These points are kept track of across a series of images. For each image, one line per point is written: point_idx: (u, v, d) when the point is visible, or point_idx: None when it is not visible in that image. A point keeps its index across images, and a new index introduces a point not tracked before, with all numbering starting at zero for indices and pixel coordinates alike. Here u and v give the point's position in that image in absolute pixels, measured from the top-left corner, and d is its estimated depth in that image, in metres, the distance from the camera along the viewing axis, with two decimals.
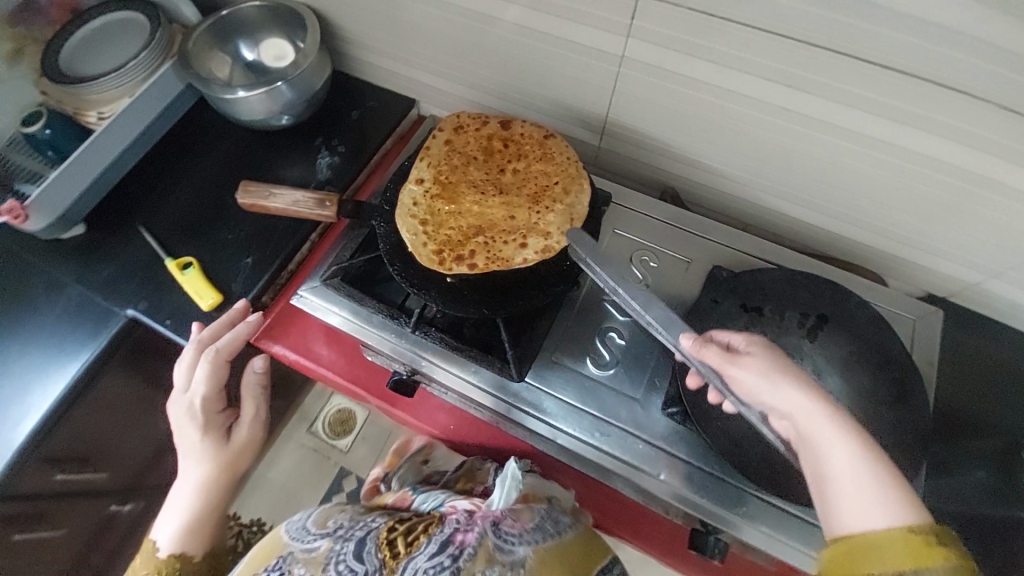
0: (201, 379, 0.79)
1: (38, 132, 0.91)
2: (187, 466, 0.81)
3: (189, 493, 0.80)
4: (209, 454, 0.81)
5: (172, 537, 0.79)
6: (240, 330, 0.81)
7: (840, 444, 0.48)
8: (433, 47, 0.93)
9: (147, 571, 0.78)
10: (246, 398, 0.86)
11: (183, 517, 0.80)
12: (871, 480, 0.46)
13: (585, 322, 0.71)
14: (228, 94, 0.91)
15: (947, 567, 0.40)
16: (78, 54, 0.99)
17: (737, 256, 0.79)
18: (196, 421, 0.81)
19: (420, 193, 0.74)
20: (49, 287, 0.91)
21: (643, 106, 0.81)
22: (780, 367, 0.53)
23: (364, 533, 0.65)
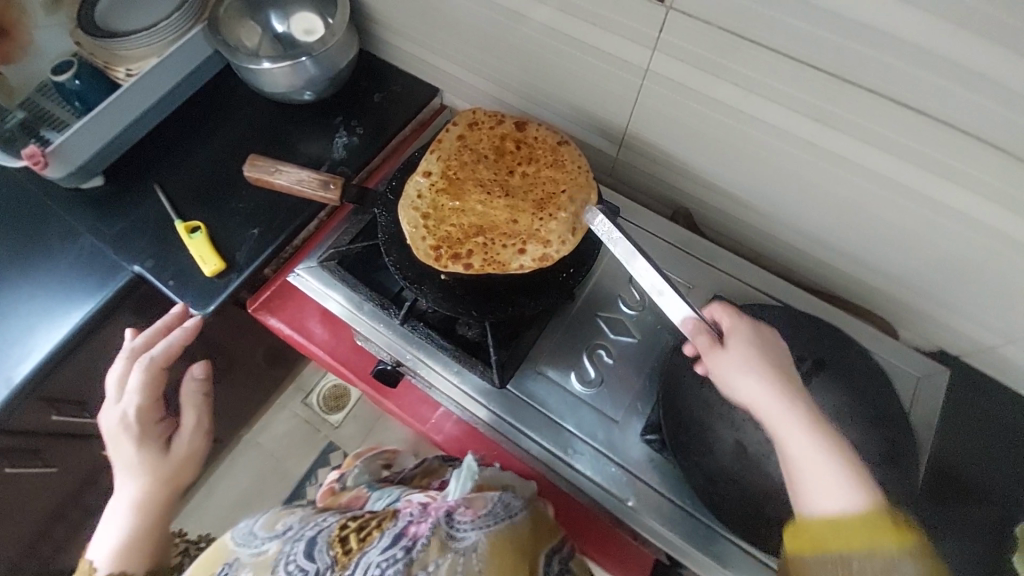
0: (136, 389, 0.78)
1: (67, 82, 0.93)
2: (125, 481, 0.77)
3: (126, 508, 0.77)
4: (144, 470, 0.77)
5: (108, 554, 0.74)
6: (173, 337, 0.81)
7: (808, 434, 0.51)
8: (459, 37, 0.91)
9: None
10: (187, 407, 0.82)
11: (122, 532, 0.76)
12: (833, 468, 0.50)
13: (575, 336, 0.70)
14: (253, 64, 0.91)
15: (900, 549, 0.45)
16: (112, 9, 1.00)
17: (741, 287, 0.77)
18: (134, 431, 0.78)
19: (426, 185, 0.73)
20: (62, 233, 0.93)
21: (664, 122, 0.79)
22: (757, 362, 0.56)
23: (315, 532, 0.66)
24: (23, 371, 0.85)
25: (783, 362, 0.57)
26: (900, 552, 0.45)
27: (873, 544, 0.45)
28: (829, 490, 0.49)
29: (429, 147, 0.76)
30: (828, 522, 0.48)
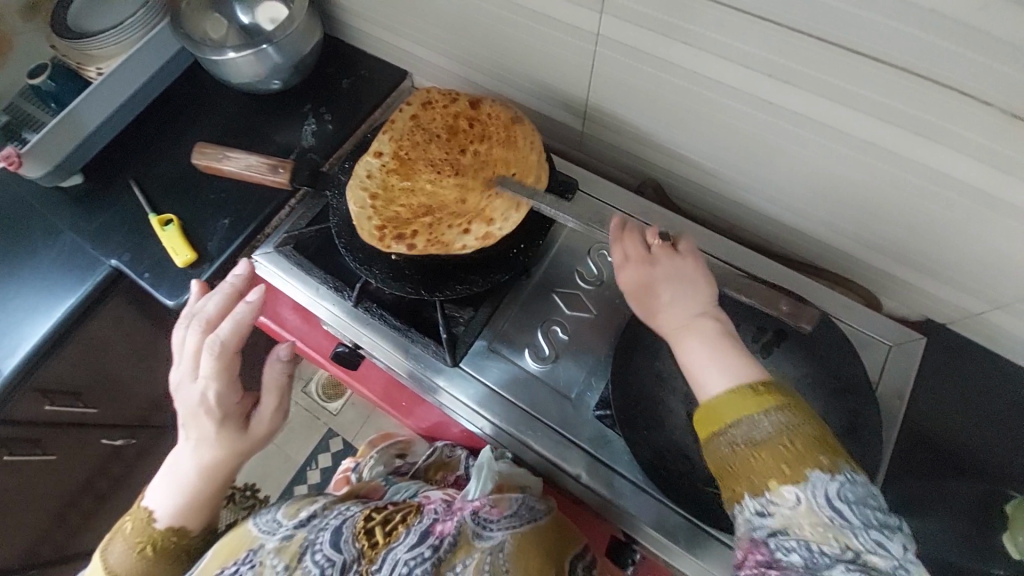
0: (210, 368, 0.66)
1: (43, 84, 0.96)
2: (194, 451, 0.68)
3: (192, 473, 0.67)
4: (221, 440, 0.67)
5: (171, 510, 0.67)
6: (239, 314, 0.68)
7: (696, 342, 0.52)
8: (419, 16, 0.90)
9: (136, 542, 0.66)
10: (269, 385, 0.70)
11: (184, 495, 0.67)
12: (722, 363, 0.51)
13: (530, 313, 0.69)
14: (217, 54, 0.91)
15: (776, 405, 0.46)
16: (85, 12, 1.01)
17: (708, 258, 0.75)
18: (213, 413, 0.67)
19: (377, 166, 0.72)
20: (46, 231, 0.95)
21: (625, 90, 0.76)
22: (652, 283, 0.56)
23: (339, 522, 0.66)
24: (9, 366, 0.88)
25: (666, 285, 0.56)
26: (775, 409, 0.47)
27: (750, 406, 0.47)
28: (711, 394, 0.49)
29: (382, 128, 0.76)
30: (710, 403, 0.49)
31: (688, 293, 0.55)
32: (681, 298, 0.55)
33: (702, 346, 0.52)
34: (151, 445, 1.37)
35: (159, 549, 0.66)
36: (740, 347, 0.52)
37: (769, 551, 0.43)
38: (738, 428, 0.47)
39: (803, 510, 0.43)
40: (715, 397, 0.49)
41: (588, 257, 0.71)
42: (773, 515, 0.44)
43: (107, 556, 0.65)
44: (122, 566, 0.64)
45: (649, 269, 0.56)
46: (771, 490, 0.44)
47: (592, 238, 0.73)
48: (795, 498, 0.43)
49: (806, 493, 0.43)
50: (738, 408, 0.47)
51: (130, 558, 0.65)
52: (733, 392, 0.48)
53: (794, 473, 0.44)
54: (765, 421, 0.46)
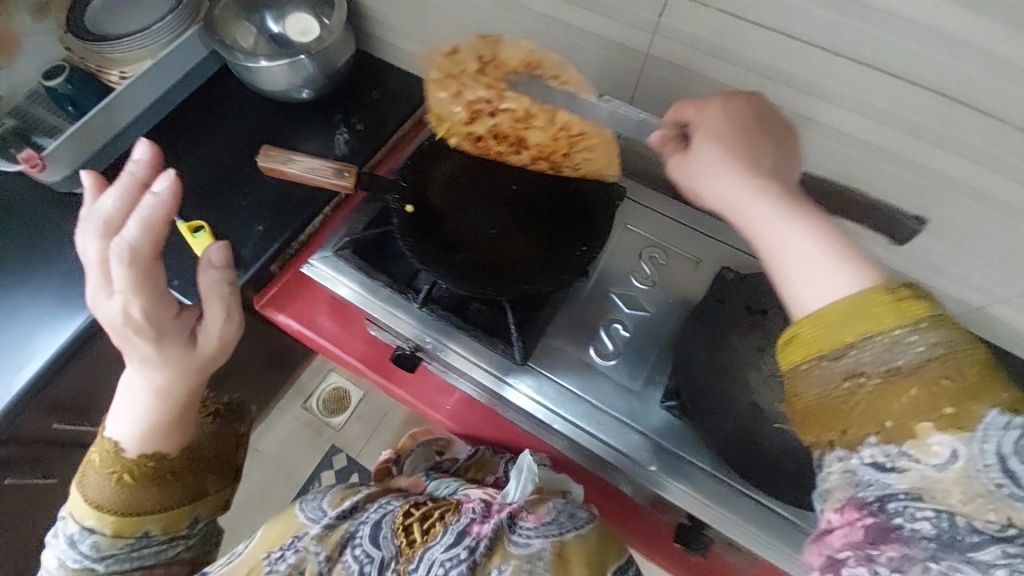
0: (130, 283, 0.56)
1: (59, 86, 0.91)
2: (139, 372, 0.64)
3: (148, 398, 0.65)
4: (165, 362, 0.62)
5: (136, 437, 0.67)
6: (144, 211, 0.55)
7: (788, 226, 0.41)
8: (458, 31, 0.93)
9: (111, 471, 0.67)
10: (208, 300, 0.62)
11: (146, 420, 0.66)
12: (822, 255, 0.39)
13: (590, 311, 0.72)
14: (250, 61, 0.92)
15: (923, 314, 0.34)
16: (104, 15, 0.98)
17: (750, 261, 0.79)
18: (146, 334, 0.60)
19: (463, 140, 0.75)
20: (62, 238, 0.91)
21: (664, 104, 0.81)
22: (732, 157, 0.48)
23: (379, 516, 0.72)
24: (26, 379, 0.82)
25: (755, 164, 0.48)
26: (924, 323, 0.34)
27: (891, 319, 0.35)
28: (822, 266, 0.39)
29: (529, 75, 0.71)
30: (820, 309, 0.38)
31: (776, 162, 0.50)
32: (762, 158, 0.49)
33: (800, 229, 0.41)
34: None
35: (139, 473, 0.67)
36: (851, 241, 0.40)
37: (884, 513, 0.32)
38: (867, 347, 0.35)
39: (957, 473, 0.31)
40: (828, 304, 0.37)
41: (640, 260, 0.75)
42: (901, 471, 0.33)
43: (84, 488, 0.67)
44: (106, 494, 0.66)
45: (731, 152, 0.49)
46: (914, 442, 0.33)
47: (641, 242, 0.76)
48: (951, 454, 0.32)
49: (969, 451, 0.32)
50: (870, 321, 0.35)
51: (109, 487, 0.66)
52: (866, 295, 0.36)
53: (953, 417, 0.32)
54: (913, 341, 0.34)
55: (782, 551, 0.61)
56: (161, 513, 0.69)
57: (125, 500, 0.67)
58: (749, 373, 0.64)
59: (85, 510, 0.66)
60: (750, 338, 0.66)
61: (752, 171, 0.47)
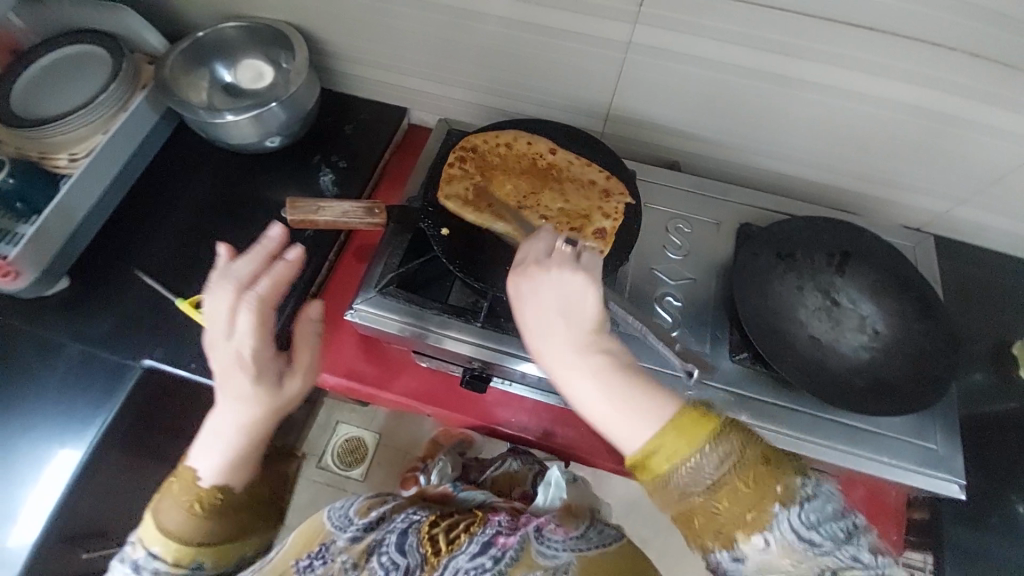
0: (252, 330, 0.56)
1: (0, 182, 0.79)
2: (229, 412, 0.58)
3: (232, 438, 0.58)
4: (258, 398, 0.57)
5: (214, 483, 0.58)
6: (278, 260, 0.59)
7: (592, 382, 0.53)
8: (423, 50, 0.90)
9: (179, 504, 0.57)
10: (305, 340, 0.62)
11: (229, 463, 0.59)
12: (625, 407, 0.51)
13: (641, 290, 0.77)
14: (215, 117, 0.84)
15: (709, 437, 0.48)
16: (30, 96, 0.87)
17: (762, 213, 0.84)
18: (246, 373, 0.57)
19: (542, 145, 0.80)
20: (41, 348, 0.81)
21: (650, 88, 0.84)
22: (537, 311, 0.55)
23: (405, 524, 0.70)
24: (45, 513, 0.72)
25: (564, 303, 0.55)
26: (711, 445, 0.48)
27: (686, 450, 0.48)
28: (629, 430, 0.51)
29: (598, 144, 0.82)
30: (642, 452, 0.50)
31: (576, 290, 0.55)
32: (561, 302, 0.55)
33: (602, 387, 0.53)
34: None
35: (209, 504, 0.58)
36: (645, 384, 0.52)
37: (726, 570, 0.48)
38: (681, 476, 0.48)
39: (777, 552, 0.45)
40: (646, 450, 0.50)
41: (669, 233, 0.81)
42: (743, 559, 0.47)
43: (155, 512, 0.57)
44: (177, 526, 0.57)
45: (544, 304, 0.55)
46: (739, 540, 0.47)
47: (665, 217, 0.82)
48: (770, 542, 0.46)
49: (771, 536, 0.46)
50: (676, 455, 0.49)
51: (181, 516, 0.57)
52: (668, 436, 0.49)
53: (755, 512, 0.46)
54: (708, 461, 0.48)
55: (874, 455, 0.71)
56: (218, 546, 0.59)
57: (196, 530, 0.57)
58: (796, 312, 0.72)
59: (154, 535, 0.57)
60: (788, 279, 0.74)
61: (556, 319, 0.54)
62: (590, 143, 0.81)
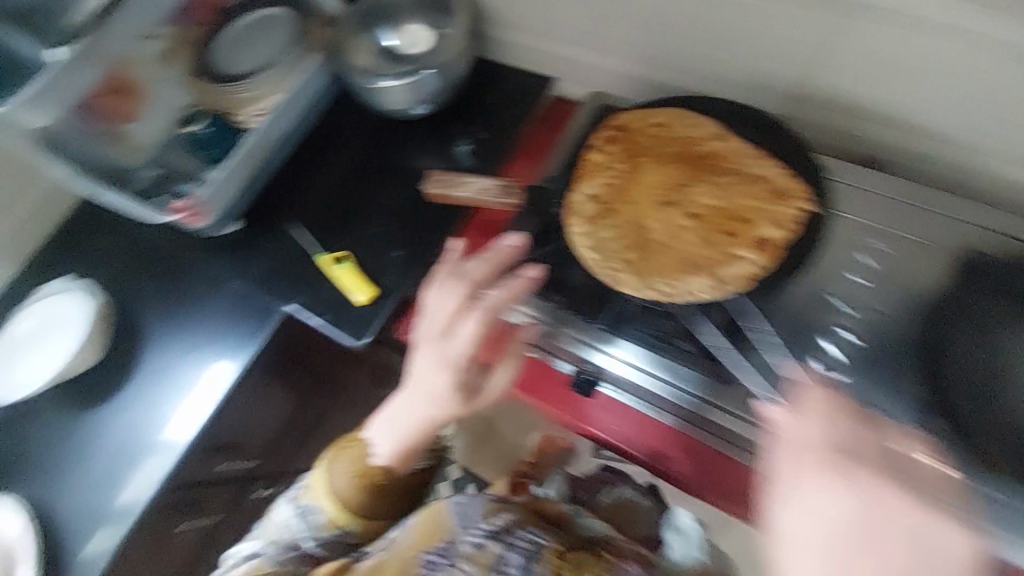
0: (469, 336, 0.59)
1: (202, 131, 0.96)
2: (419, 405, 0.61)
3: (414, 426, 0.62)
4: (450, 401, 0.60)
5: (390, 456, 0.63)
6: (513, 283, 0.60)
7: None
8: (586, 13, 0.84)
9: (357, 468, 0.65)
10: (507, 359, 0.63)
11: (404, 444, 0.63)
12: None
13: (811, 316, 0.63)
14: (371, 83, 0.89)
15: None
16: (227, 54, 0.98)
17: (999, 239, 0.64)
18: (450, 375, 0.59)
19: (703, 128, 0.69)
20: (212, 281, 0.94)
21: (854, 64, 0.68)
22: (838, 521, 0.38)
23: (530, 549, 0.64)
24: (198, 419, 0.89)
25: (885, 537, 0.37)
26: None
27: None
28: None
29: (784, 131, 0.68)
30: None
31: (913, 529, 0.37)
32: (885, 535, 0.37)
33: None
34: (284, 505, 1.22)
35: (373, 479, 0.65)
36: None
37: None
38: None
39: None
40: None
41: (857, 248, 0.66)
42: None
43: (330, 472, 0.65)
44: (344, 488, 0.64)
45: (850, 520, 0.38)
46: None
47: (853, 228, 0.67)
48: None
49: None
50: None
51: (348, 481, 0.65)
52: None
53: None
54: None
55: None
56: (368, 519, 0.66)
57: (356, 500, 0.65)
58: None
59: (322, 491, 0.65)
60: (1021, 332, 0.58)
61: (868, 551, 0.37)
62: (769, 126, 0.68)
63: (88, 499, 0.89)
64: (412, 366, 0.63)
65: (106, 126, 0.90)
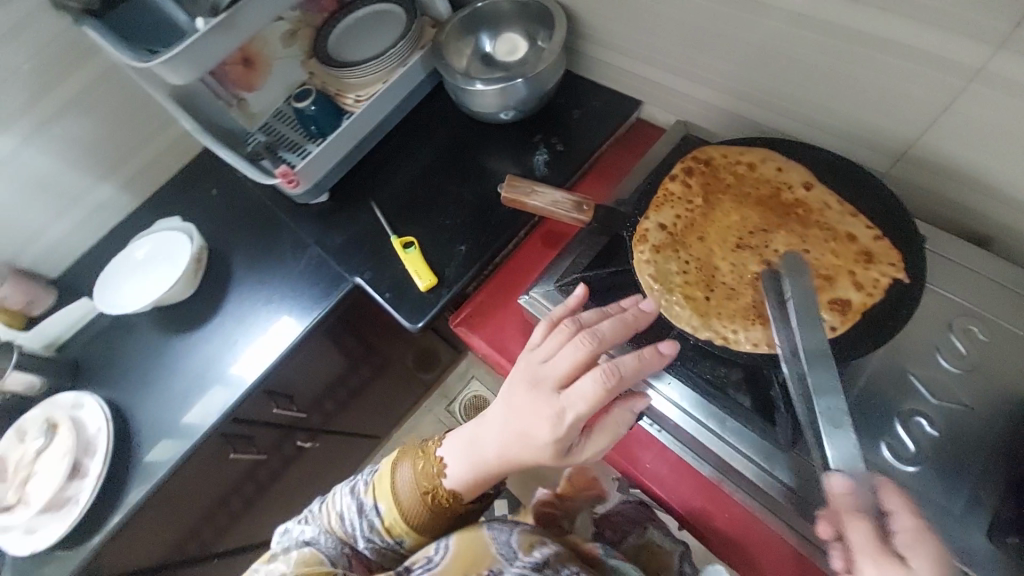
0: (587, 399, 0.57)
1: (306, 108, 0.99)
2: (509, 445, 0.61)
3: (494, 456, 0.62)
4: (543, 452, 0.59)
5: (456, 475, 0.64)
6: (643, 358, 0.58)
7: None
8: (685, 43, 0.81)
9: (424, 481, 0.64)
10: (608, 426, 0.60)
11: (477, 471, 0.63)
12: None
13: (883, 394, 0.63)
14: (467, 84, 0.92)
15: None
16: (342, 42, 1.06)
17: None
18: (553, 430, 0.58)
19: (794, 177, 0.66)
20: (296, 244, 1.04)
21: (979, 132, 0.62)
22: None
23: None
24: (262, 365, 0.98)
25: None
26: None
27: None
28: None
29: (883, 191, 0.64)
30: None
31: None
32: None
33: None
34: (318, 459, 1.31)
35: (439, 500, 0.64)
36: None
37: None
38: None
39: None
40: None
41: (952, 334, 0.64)
42: None
43: (398, 475, 0.65)
44: (408, 498, 0.64)
45: None
46: None
47: (950, 311, 0.65)
48: None
49: None
50: None
51: (414, 492, 0.64)
52: None
53: None
54: None
55: None
56: (419, 534, 0.65)
57: (416, 513, 0.64)
58: None
59: (387, 492, 0.65)
60: None
61: None
62: (871, 186, 0.64)
63: (162, 412, 0.99)
64: (512, 402, 0.63)
65: (234, 92, 1.01)
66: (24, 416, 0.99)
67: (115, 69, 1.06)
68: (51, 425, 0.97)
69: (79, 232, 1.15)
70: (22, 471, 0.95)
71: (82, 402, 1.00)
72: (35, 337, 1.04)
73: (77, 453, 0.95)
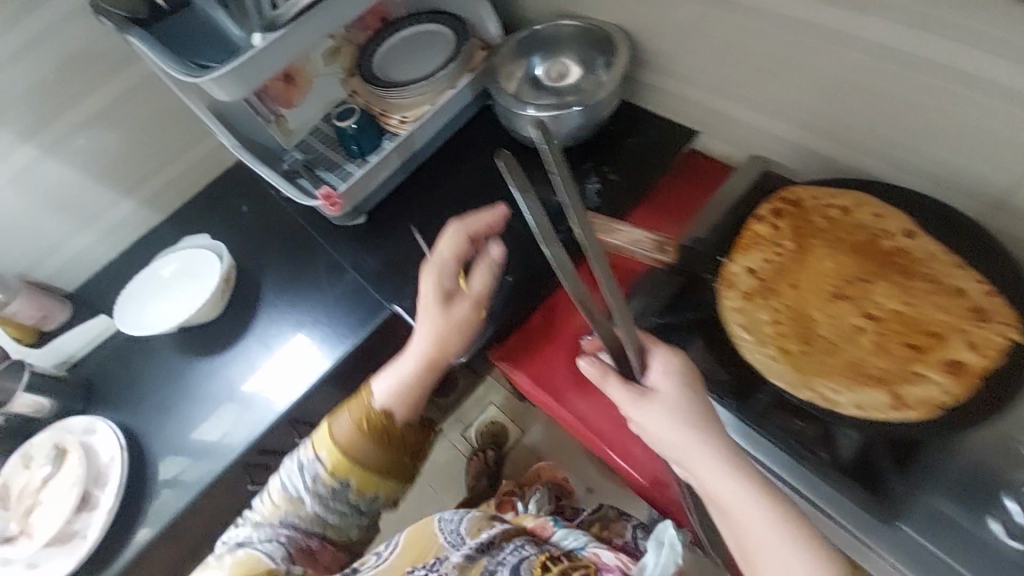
0: (450, 250, 0.74)
1: (348, 127, 0.95)
2: (422, 334, 0.72)
3: (414, 352, 0.71)
4: (434, 308, 0.72)
5: (389, 397, 0.70)
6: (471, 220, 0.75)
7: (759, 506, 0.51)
8: (757, 75, 0.78)
9: (355, 415, 0.69)
10: (479, 281, 0.74)
11: (405, 384, 0.70)
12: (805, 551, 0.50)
13: (1002, 467, 0.55)
14: (519, 108, 0.88)
15: None
16: (385, 61, 1.03)
17: None
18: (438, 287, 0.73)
19: (894, 221, 0.62)
20: (331, 268, 0.99)
21: None
22: (689, 394, 0.56)
23: (516, 560, 0.72)
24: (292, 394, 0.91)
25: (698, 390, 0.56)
26: None
27: None
28: None
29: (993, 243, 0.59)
30: None
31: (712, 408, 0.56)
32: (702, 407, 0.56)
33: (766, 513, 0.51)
34: None
35: (371, 423, 0.69)
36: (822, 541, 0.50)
37: None
38: None
39: None
40: None
41: None
42: None
43: (332, 428, 0.69)
44: (345, 437, 0.68)
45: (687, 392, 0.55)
46: None
47: None
48: None
49: None
50: None
51: (350, 431, 0.69)
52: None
53: None
54: None
55: None
56: (364, 470, 0.69)
57: (352, 446, 0.69)
58: None
59: (321, 441, 0.69)
60: None
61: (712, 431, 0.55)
62: (981, 236, 0.59)
63: (177, 437, 0.93)
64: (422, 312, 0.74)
65: (273, 109, 0.97)
66: (29, 441, 0.94)
67: (150, 80, 1.02)
68: (61, 451, 0.91)
69: (98, 246, 1.10)
70: (25, 501, 0.89)
71: (95, 427, 0.94)
72: (47, 355, 0.98)
73: (87, 484, 0.89)
